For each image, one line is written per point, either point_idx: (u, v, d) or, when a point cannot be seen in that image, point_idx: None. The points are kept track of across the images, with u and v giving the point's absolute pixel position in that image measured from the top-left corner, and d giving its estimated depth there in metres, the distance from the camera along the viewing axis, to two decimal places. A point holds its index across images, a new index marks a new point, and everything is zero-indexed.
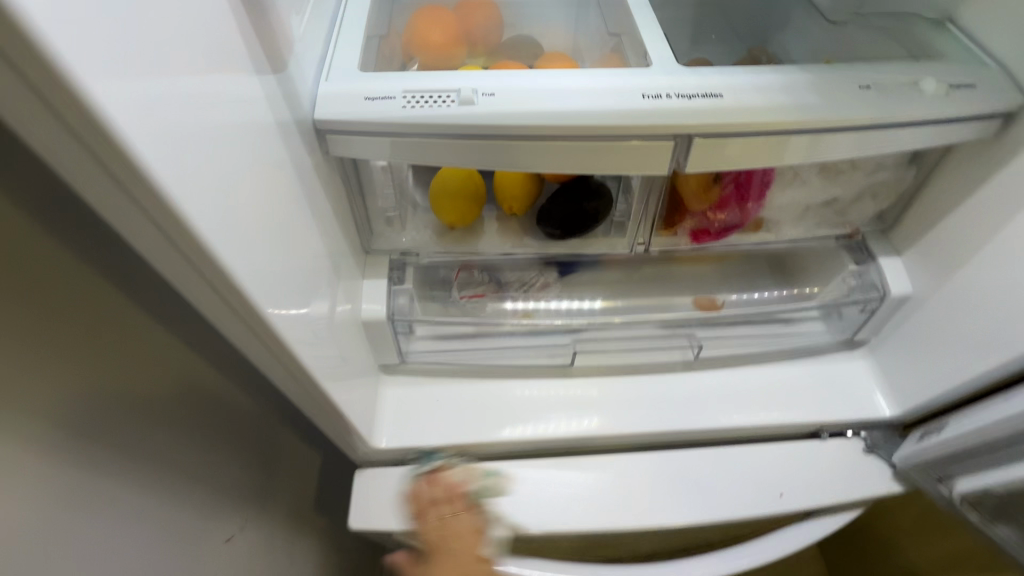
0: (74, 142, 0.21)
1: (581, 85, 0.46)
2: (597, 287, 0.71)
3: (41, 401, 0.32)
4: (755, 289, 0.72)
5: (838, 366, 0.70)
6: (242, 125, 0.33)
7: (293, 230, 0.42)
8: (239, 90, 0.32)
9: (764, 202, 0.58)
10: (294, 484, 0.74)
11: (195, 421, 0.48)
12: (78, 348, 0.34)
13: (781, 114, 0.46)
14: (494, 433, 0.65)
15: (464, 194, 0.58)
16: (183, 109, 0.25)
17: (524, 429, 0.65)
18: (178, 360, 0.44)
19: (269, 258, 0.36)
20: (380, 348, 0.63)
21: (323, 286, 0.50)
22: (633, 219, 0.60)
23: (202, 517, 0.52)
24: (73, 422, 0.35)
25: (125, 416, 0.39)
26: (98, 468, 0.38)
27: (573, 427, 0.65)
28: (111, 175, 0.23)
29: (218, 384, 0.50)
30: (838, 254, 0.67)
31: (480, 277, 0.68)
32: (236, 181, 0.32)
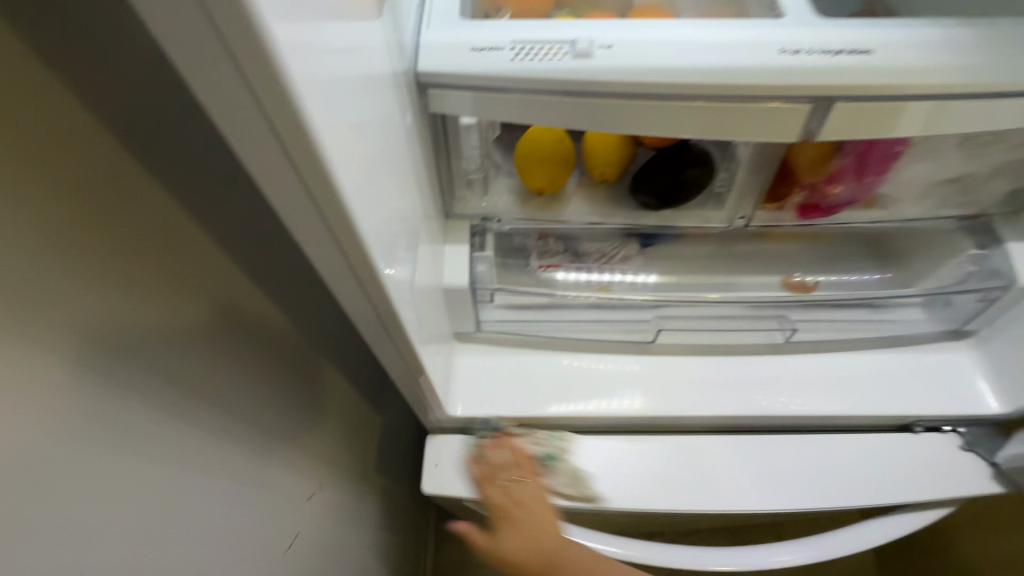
0: (234, 88, 0.19)
1: (708, 38, 0.41)
2: (680, 261, 0.67)
3: (184, 366, 0.34)
4: (849, 270, 0.67)
5: (937, 356, 0.65)
6: (366, 76, 0.30)
7: (392, 192, 0.39)
8: (365, 34, 0.29)
9: (887, 176, 0.53)
10: (359, 443, 0.75)
11: (282, 379, 0.48)
12: (205, 311, 0.35)
13: (940, 77, 0.40)
14: (564, 408, 0.62)
15: (556, 158, 0.55)
16: (333, 52, 0.23)
17: (595, 405, 0.62)
18: (270, 316, 0.44)
19: (381, 222, 0.34)
20: (456, 317, 0.62)
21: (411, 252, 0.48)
22: (735, 190, 0.56)
23: (295, 472, 0.54)
24: (206, 387, 0.36)
25: (238, 377, 0.40)
26: (223, 428, 0.40)
27: (643, 407, 0.62)
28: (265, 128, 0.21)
29: (298, 340, 0.51)
30: (957, 238, 0.61)
31: (556, 246, 0.65)
32: (362, 138, 0.29)
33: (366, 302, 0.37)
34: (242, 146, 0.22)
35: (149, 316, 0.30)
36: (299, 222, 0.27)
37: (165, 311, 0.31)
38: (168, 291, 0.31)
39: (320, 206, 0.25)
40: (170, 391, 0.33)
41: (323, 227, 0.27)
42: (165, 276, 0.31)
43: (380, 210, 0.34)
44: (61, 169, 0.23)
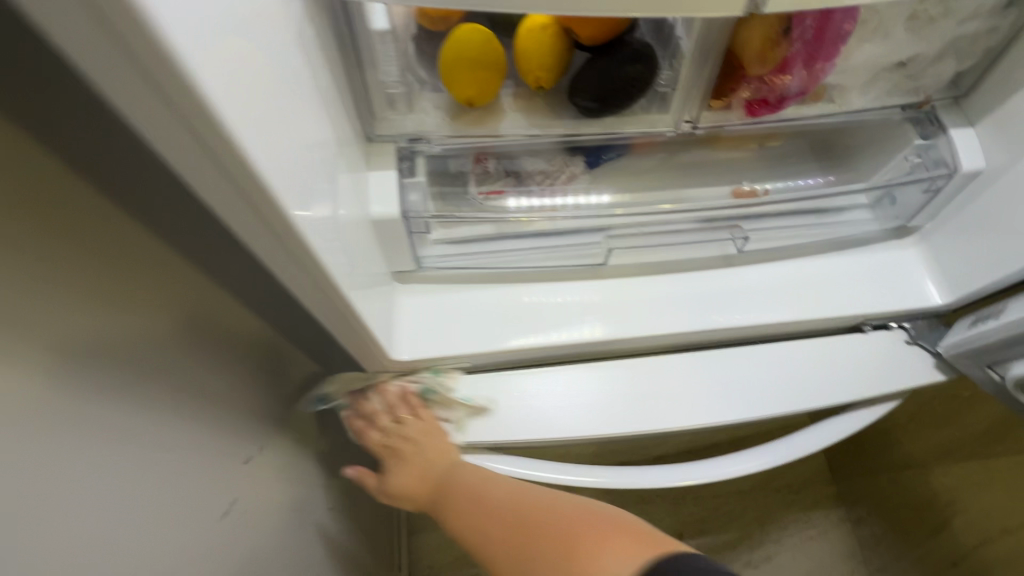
0: None
1: None
2: (628, 178, 0.63)
3: (35, 319, 0.29)
4: (798, 176, 0.66)
5: (887, 255, 0.64)
6: None
7: (295, 87, 0.33)
8: None
9: (837, 61, 0.50)
10: (301, 402, 0.70)
11: (195, 331, 0.43)
12: (62, 260, 0.30)
13: None
14: (516, 342, 0.58)
15: (484, 61, 0.49)
16: None
17: (551, 336, 0.59)
18: (171, 271, 0.39)
19: (267, 117, 0.28)
20: (393, 254, 0.56)
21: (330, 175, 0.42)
22: (681, 88, 0.51)
23: (224, 438, 0.50)
24: (74, 346, 0.32)
25: (127, 335, 0.36)
26: (112, 392, 0.36)
27: (595, 335, 0.59)
28: None
29: (219, 298, 0.46)
30: (903, 129, 0.59)
31: (498, 171, 0.60)
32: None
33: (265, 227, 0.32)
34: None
35: None
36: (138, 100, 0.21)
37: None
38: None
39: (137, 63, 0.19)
40: (19, 347, 0.29)
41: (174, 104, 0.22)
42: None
43: (266, 103, 0.28)
44: None
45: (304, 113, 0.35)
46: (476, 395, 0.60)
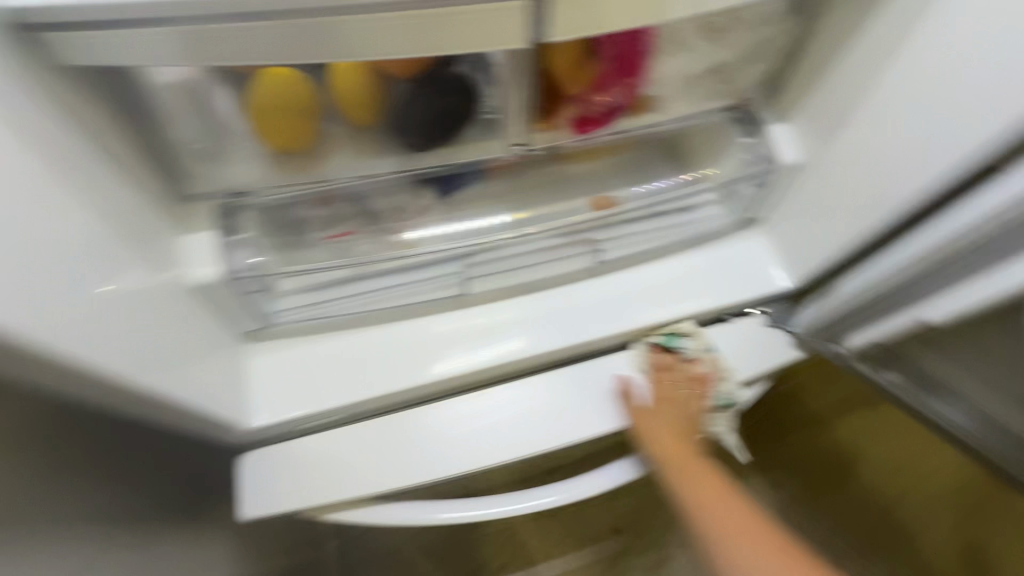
0: None
1: None
2: (484, 202, 0.62)
3: None
4: (652, 179, 0.67)
5: (736, 246, 0.69)
6: None
7: (26, 173, 0.29)
8: None
9: (645, 75, 0.52)
10: (163, 482, 0.63)
11: None
12: None
13: None
14: (434, 369, 0.58)
15: (292, 107, 0.46)
16: None
17: (466, 359, 0.59)
18: None
19: None
20: (233, 316, 0.53)
21: (124, 248, 0.38)
22: (506, 112, 0.51)
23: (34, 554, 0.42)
24: None
25: None
26: None
27: (511, 349, 0.60)
28: None
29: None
30: (722, 128, 0.64)
31: (345, 211, 0.58)
32: None
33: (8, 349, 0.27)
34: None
35: None
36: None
37: None
38: None
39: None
40: None
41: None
42: None
43: None
44: None
45: (48, 199, 0.31)
46: (351, 447, 0.58)
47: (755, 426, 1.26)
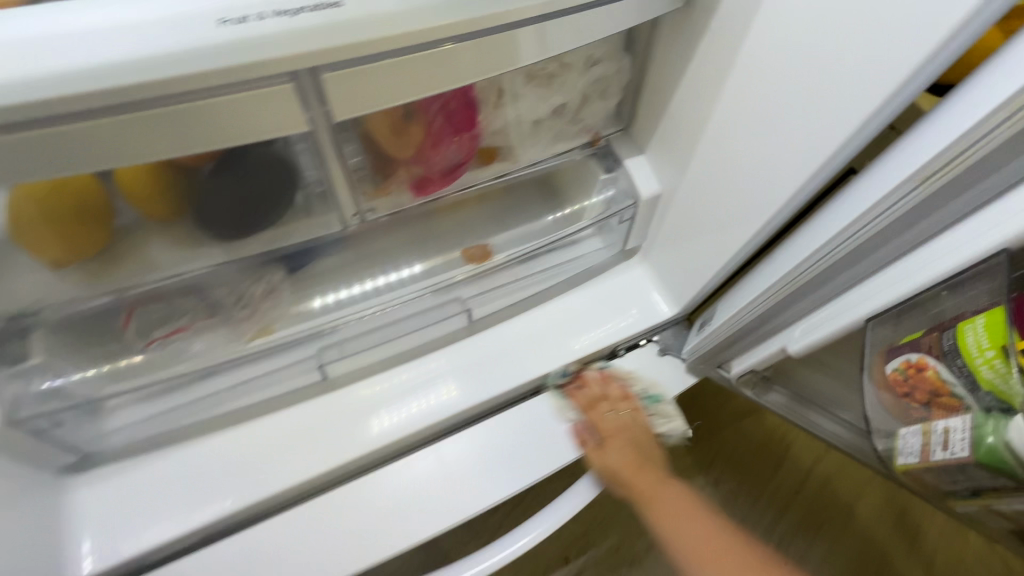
0: None
1: (112, 23, 0.29)
2: (342, 271, 0.57)
3: None
4: (522, 221, 0.63)
5: (616, 279, 0.67)
6: None
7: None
8: None
9: (480, 128, 0.48)
10: None
11: None
12: None
13: (430, 20, 0.34)
14: (372, 429, 0.56)
15: (59, 214, 0.39)
16: None
17: (394, 419, 0.57)
18: None
19: None
20: (37, 452, 0.45)
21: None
22: (331, 186, 0.46)
23: None
24: None
25: None
26: None
27: (437, 401, 0.58)
28: None
29: None
30: (588, 164, 0.61)
31: (179, 309, 0.51)
32: None
33: None
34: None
35: None
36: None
37: None
38: None
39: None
40: None
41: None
42: None
43: None
44: None
45: None
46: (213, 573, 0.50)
47: (694, 422, 1.11)
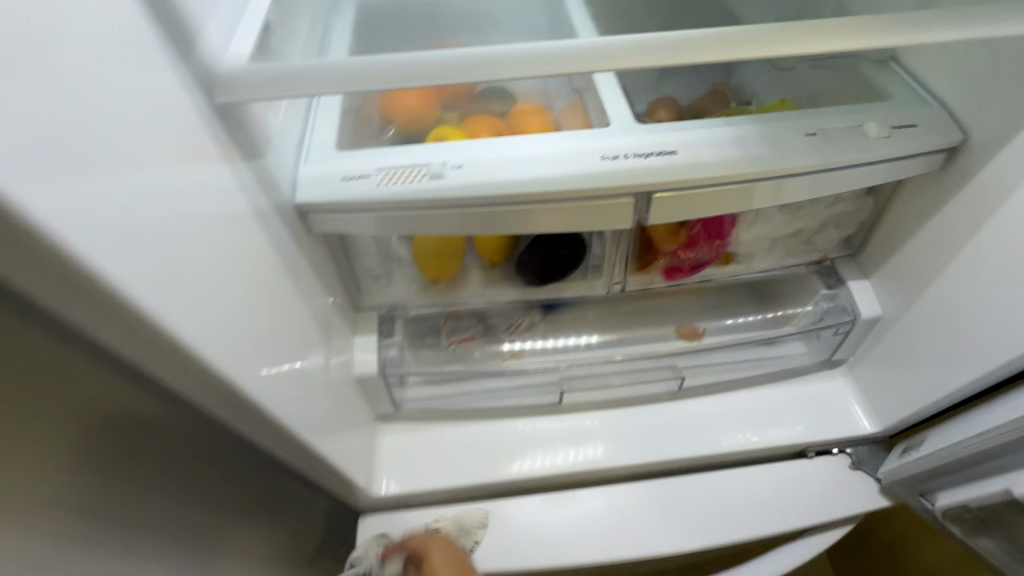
0: (40, 272, 0.22)
1: (544, 153, 0.49)
2: (582, 323, 0.73)
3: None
4: (737, 314, 0.74)
5: (816, 385, 0.73)
6: (223, 224, 0.35)
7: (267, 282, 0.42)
8: (221, 187, 0.35)
9: (732, 238, 0.61)
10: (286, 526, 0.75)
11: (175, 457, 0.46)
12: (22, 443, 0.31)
13: (733, 168, 0.49)
14: (509, 468, 0.67)
15: (445, 251, 0.61)
16: (169, 197, 0.28)
17: (540, 461, 0.68)
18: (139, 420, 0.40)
19: (249, 329, 0.37)
20: (375, 399, 0.66)
21: (316, 346, 0.53)
22: (607, 262, 0.62)
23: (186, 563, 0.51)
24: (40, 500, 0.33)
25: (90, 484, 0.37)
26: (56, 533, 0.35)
27: (581, 455, 0.68)
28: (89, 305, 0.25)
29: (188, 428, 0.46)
30: (810, 279, 0.70)
31: (469, 321, 0.71)
32: (212, 271, 0.33)
33: (247, 414, 0.40)
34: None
35: None
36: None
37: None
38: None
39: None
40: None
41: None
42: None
43: (255, 321, 0.38)
44: None
45: (288, 309, 0.46)
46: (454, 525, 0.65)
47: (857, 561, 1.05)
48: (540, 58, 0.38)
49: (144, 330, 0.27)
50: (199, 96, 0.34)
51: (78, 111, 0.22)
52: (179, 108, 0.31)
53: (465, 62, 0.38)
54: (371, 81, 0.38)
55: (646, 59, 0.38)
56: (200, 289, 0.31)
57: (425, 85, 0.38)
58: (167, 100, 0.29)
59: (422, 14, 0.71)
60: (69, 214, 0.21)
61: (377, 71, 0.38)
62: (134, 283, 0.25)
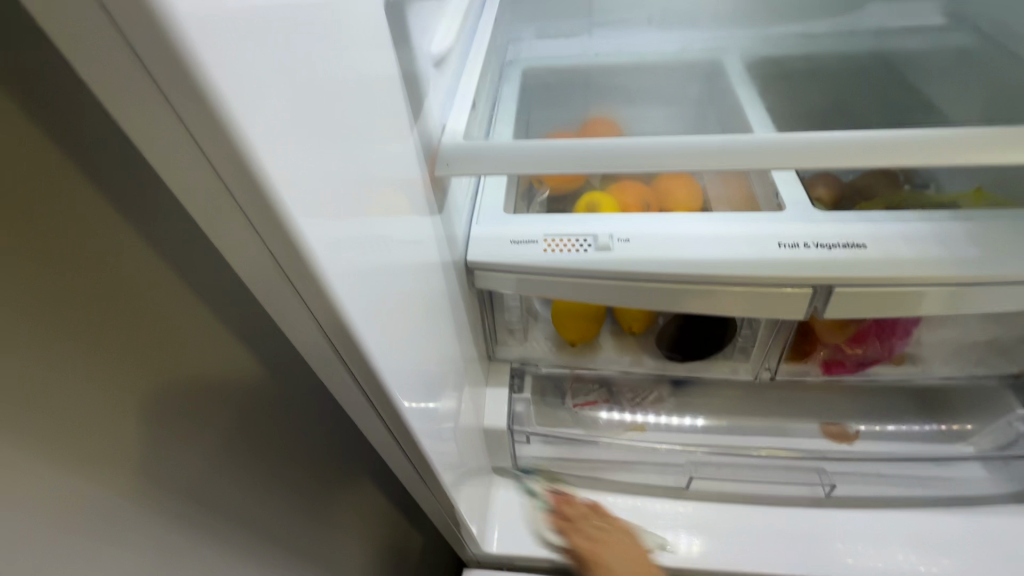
0: (294, 301, 0.25)
1: (713, 233, 0.48)
2: (710, 405, 0.69)
3: (147, 449, 0.30)
4: (896, 421, 0.65)
5: (1005, 522, 0.61)
6: (415, 275, 0.38)
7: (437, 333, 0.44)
8: (419, 241, 0.38)
9: (910, 339, 0.55)
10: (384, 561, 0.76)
11: (288, 459, 0.46)
12: (172, 399, 0.31)
13: (934, 267, 0.44)
14: None
15: (585, 315, 0.61)
16: (391, 251, 0.31)
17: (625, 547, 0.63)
18: (262, 402, 0.40)
19: (419, 374, 0.39)
20: (495, 452, 0.66)
21: (457, 393, 0.54)
22: (756, 348, 0.59)
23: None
24: (173, 474, 0.33)
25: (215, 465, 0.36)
26: (180, 512, 0.34)
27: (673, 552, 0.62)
28: (322, 336, 0.27)
29: (300, 425, 0.46)
30: (1005, 395, 0.61)
31: (592, 386, 0.69)
32: (405, 321, 0.35)
33: (402, 452, 0.41)
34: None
35: (96, 385, 0.26)
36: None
37: (126, 392, 0.28)
38: (138, 387, 0.29)
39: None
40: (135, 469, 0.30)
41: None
42: (142, 362, 0.28)
43: (423, 367, 0.40)
44: (81, 277, 0.24)
45: (444, 355, 0.48)
46: None
47: None
48: (739, 148, 0.38)
49: (362, 370, 0.29)
50: (424, 162, 0.37)
51: (360, 174, 0.26)
52: (409, 172, 0.35)
53: (666, 149, 0.39)
54: (577, 165, 0.39)
55: (851, 162, 0.37)
56: (397, 337, 0.33)
57: (628, 167, 0.38)
58: (403, 165, 0.33)
59: (581, 82, 0.74)
60: (338, 253, 0.24)
61: (585, 155, 0.39)
62: (364, 325, 0.27)
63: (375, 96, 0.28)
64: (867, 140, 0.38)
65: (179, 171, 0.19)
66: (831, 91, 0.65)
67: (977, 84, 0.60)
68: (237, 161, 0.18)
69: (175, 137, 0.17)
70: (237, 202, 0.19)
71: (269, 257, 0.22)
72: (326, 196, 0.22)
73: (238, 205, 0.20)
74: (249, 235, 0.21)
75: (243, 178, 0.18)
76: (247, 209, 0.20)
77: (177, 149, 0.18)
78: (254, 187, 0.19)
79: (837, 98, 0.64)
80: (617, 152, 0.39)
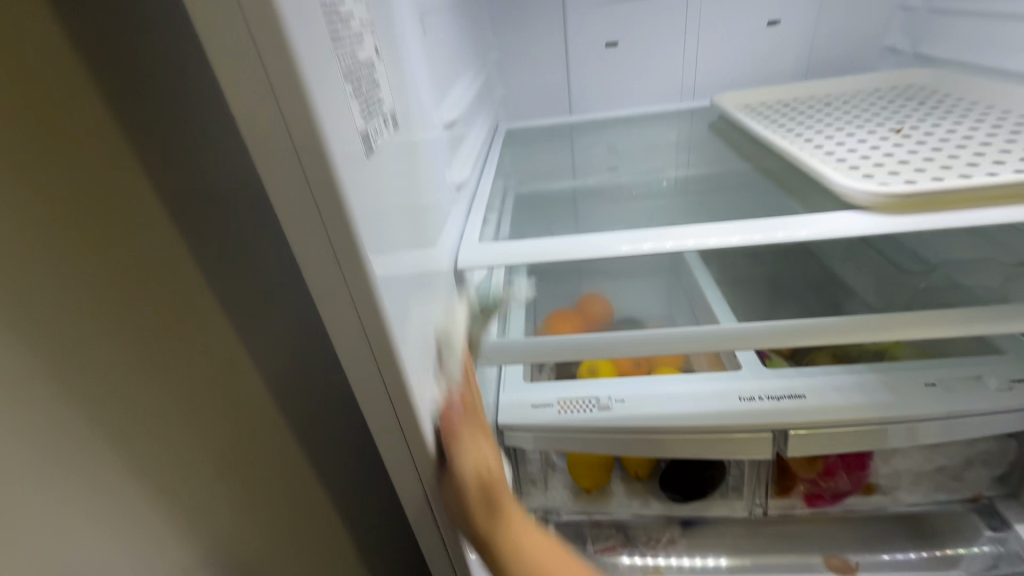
0: (408, 471, 0.37)
1: (689, 391, 0.62)
2: (722, 545, 0.75)
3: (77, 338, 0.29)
4: (890, 550, 0.71)
5: None
6: None
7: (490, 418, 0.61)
8: None
9: (871, 470, 0.66)
10: None
11: (251, 450, 0.43)
12: (116, 293, 0.31)
13: (861, 412, 0.57)
14: None
15: (596, 464, 0.71)
16: None
17: None
18: (227, 352, 0.39)
19: None
20: None
21: None
22: (747, 486, 0.68)
23: None
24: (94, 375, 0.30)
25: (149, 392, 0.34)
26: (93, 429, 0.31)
27: None
28: (421, 494, 0.39)
29: (271, 407, 0.44)
30: (972, 518, 0.69)
31: (610, 530, 0.76)
32: None
33: None
34: (299, 237, 0.28)
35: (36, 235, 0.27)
36: (326, 291, 0.29)
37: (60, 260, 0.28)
38: (78, 257, 0.29)
39: (331, 233, 0.27)
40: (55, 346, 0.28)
41: (337, 270, 0.28)
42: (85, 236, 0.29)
43: None
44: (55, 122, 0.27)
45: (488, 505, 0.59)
46: None
47: None
48: (684, 339, 0.58)
49: (444, 518, 0.40)
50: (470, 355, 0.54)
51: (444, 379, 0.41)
52: None
53: (638, 342, 0.59)
54: (580, 352, 0.59)
55: (760, 341, 0.57)
56: None
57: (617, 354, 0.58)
58: None
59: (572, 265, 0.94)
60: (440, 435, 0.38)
61: (586, 344, 0.59)
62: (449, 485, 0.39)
63: (451, 327, 0.44)
64: (770, 329, 0.58)
65: (366, 402, 0.33)
66: (767, 267, 0.84)
67: (874, 260, 0.80)
68: (405, 398, 0.32)
69: (372, 384, 0.32)
70: (396, 418, 0.34)
71: (402, 445, 0.36)
72: (434, 400, 0.38)
73: (396, 419, 0.34)
74: (394, 434, 0.35)
75: (405, 405, 0.33)
76: (401, 421, 0.34)
77: (370, 390, 0.33)
78: (410, 410, 0.33)
79: (772, 272, 0.83)
80: (612, 343, 0.59)
